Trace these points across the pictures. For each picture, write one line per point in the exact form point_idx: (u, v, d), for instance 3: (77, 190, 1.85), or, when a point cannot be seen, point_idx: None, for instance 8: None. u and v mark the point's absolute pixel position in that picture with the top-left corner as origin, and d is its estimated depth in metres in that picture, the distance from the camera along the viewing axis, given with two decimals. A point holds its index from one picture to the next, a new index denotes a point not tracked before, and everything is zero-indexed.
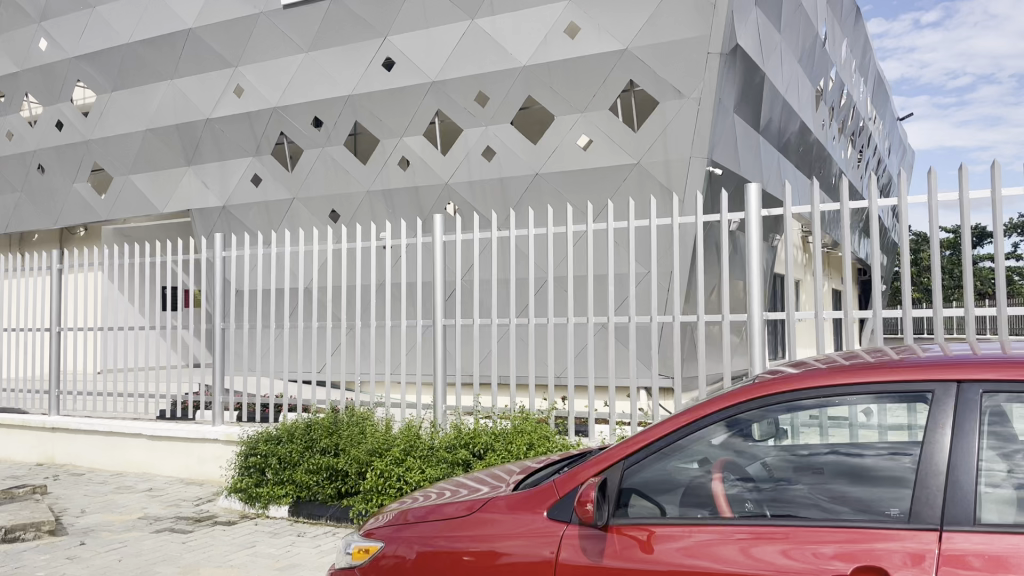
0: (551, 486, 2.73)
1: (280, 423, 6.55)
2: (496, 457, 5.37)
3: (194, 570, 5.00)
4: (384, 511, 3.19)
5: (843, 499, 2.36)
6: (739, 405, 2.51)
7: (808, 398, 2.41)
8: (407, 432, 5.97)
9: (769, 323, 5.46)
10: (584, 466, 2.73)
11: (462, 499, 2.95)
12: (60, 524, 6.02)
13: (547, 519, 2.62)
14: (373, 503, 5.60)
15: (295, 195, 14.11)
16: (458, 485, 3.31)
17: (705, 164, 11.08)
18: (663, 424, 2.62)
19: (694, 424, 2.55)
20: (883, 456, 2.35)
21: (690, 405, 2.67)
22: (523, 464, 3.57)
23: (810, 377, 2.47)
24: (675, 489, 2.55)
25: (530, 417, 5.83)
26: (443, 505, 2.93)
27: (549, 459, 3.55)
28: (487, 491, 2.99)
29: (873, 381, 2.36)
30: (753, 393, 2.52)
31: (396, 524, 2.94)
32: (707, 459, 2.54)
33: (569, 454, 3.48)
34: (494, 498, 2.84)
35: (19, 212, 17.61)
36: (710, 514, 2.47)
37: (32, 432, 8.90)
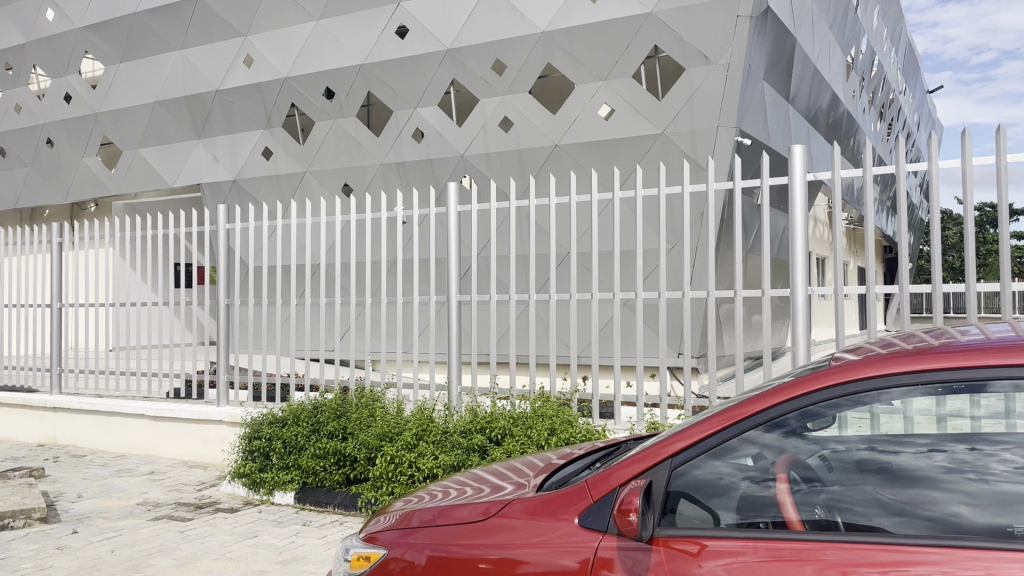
0: (579, 488, 2.32)
1: (286, 404, 6.20)
2: (515, 444, 4.95)
3: (191, 562, 4.66)
4: (385, 512, 2.78)
5: (924, 504, 1.96)
6: (778, 406, 2.11)
7: (859, 391, 2.01)
8: (419, 416, 5.57)
9: (813, 299, 4.94)
10: (616, 466, 2.32)
11: (473, 500, 2.54)
12: (54, 510, 5.70)
13: (573, 527, 2.21)
14: (384, 491, 5.23)
15: (307, 168, 13.71)
16: (469, 480, 2.91)
17: (733, 133, 10.55)
18: (693, 429, 2.21)
19: (732, 428, 2.14)
20: (923, 455, 2.00)
21: (725, 406, 2.26)
22: (540, 456, 3.18)
23: (858, 367, 2.06)
24: (724, 492, 2.13)
25: (550, 398, 5.43)
26: (451, 508, 2.53)
27: (569, 450, 3.15)
28: (503, 491, 2.58)
29: (932, 367, 1.95)
30: (792, 391, 2.11)
31: (402, 528, 2.53)
32: (766, 455, 2.11)
33: (593, 445, 3.08)
34: (511, 500, 2.43)
35: (28, 186, 17.33)
36: (777, 527, 2.05)
37: (34, 411, 8.59)
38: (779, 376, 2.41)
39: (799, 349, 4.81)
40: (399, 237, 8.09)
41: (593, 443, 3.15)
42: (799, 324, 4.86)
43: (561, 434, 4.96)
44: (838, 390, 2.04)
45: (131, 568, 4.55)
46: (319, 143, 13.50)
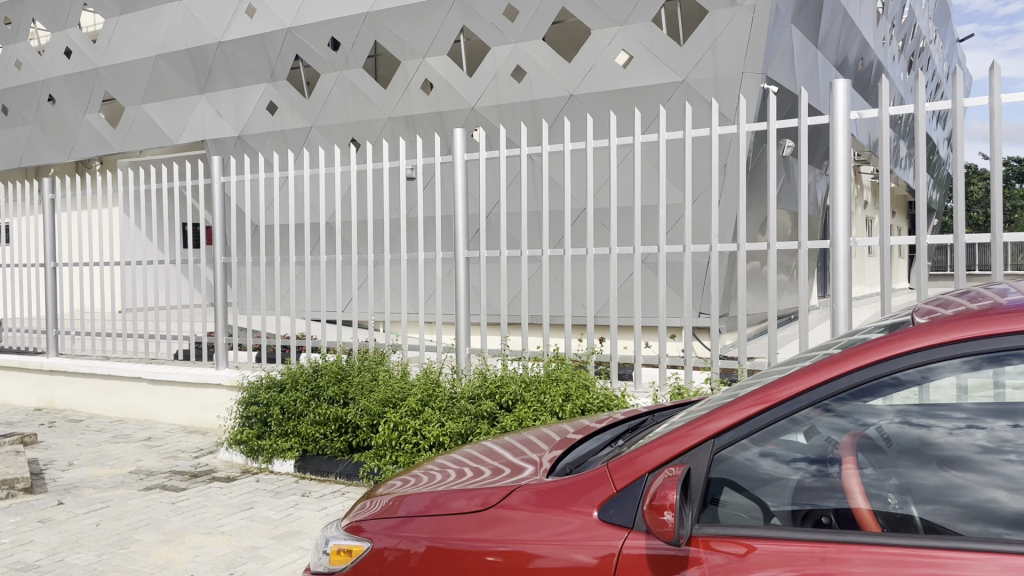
0: (592, 475, 1.92)
1: (285, 367, 5.85)
2: (526, 410, 4.57)
3: (179, 538, 4.34)
4: (368, 499, 2.40)
5: (992, 491, 1.59)
6: (814, 390, 1.71)
7: (903, 368, 1.64)
8: (424, 380, 5.21)
9: (855, 251, 4.44)
10: (635, 451, 1.92)
11: (470, 486, 2.15)
12: (42, 479, 5.41)
13: (588, 520, 1.82)
14: (388, 461, 4.88)
15: (313, 123, 13.24)
16: (465, 459, 2.52)
17: (759, 80, 9.95)
18: (722, 413, 1.81)
19: (772, 411, 1.73)
20: (958, 433, 1.65)
21: (757, 385, 1.85)
22: (545, 429, 2.80)
23: (898, 340, 1.68)
24: (770, 482, 1.74)
25: (565, 360, 5.05)
26: (444, 496, 2.13)
27: (576, 423, 2.77)
28: (503, 473, 2.20)
29: (988, 333, 1.59)
30: (820, 371, 1.73)
31: (389, 520, 2.14)
32: (813, 430, 1.73)
33: (604, 419, 2.70)
34: (511, 487, 2.05)
35: (32, 145, 16.95)
36: (836, 523, 1.67)
37: (31, 374, 8.32)
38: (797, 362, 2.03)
39: (840, 307, 4.36)
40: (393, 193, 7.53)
41: (607, 416, 2.77)
42: (840, 275, 4.37)
43: (578, 400, 4.55)
44: (879, 368, 1.66)
45: (114, 544, 4.23)
46: (325, 96, 13.00)
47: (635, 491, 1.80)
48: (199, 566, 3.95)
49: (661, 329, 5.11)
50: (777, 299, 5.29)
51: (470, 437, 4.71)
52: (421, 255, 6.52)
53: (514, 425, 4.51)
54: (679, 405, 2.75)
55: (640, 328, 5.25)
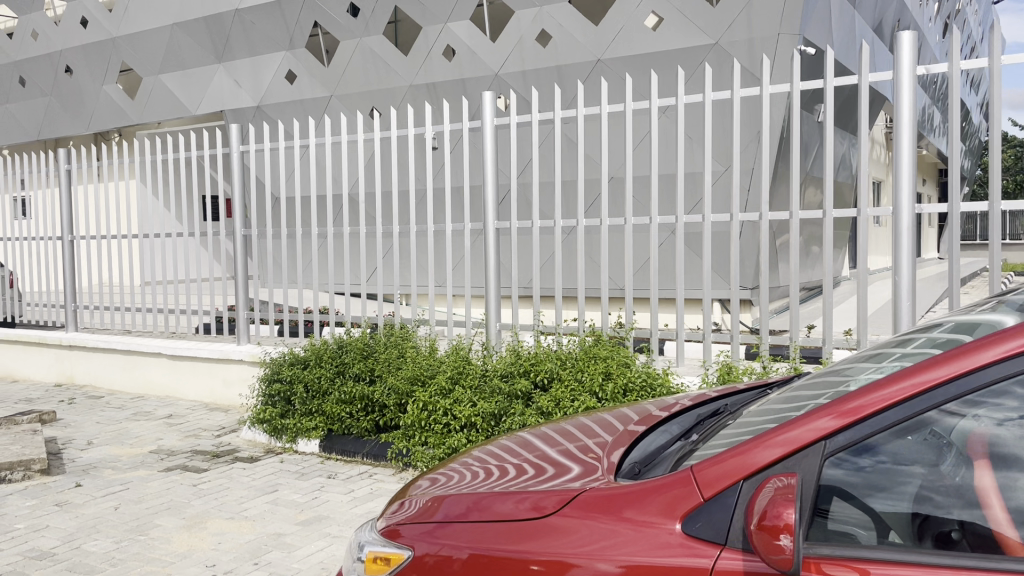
0: (661, 479, 1.69)
1: (308, 343, 5.63)
2: (563, 388, 4.29)
3: (201, 523, 4.15)
4: (398, 501, 2.14)
5: None
6: (918, 399, 1.47)
7: (1001, 379, 1.44)
8: (454, 357, 4.96)
9: (919, 219, 4.11)
10: (720, 454, 1.68)
11: (513, 487, 1.90)
12: (60, 459, 5.24)
13: (654, 531, 1.59)
14: (417, 441, 4.66)
15: (333, 92, 12.92)
16: (503, 453, 2.29)
17: (796, 42, 9.50)
18: (794, 432, 1.56)
19: (857, 433, 1.50)
20: (1010, 423, 1.49)
21: (826, 400, 1.61)
22: (581, 418, 2.58)
23: (976, 348, 1.48)
24: (887, 489, 1.50)
25: (602, 335, 4.77)
26: (485, 497, 1.88)
27: (615, 412, 2.56)
28: (550, 472, 1.96)
29: None
30: (903, 384, 1.50)
31: (427, 526, 1.88)
32: (911, 427, 1.49)
33: (646, 409, 2.49)
34: (560, 488, 1.81)
35: (50, 116, 16.74)
36: (967, 542, 1.44)
37: (50, 349, 8.16)
38: (850, 382, 1.82)
39: (903, 283, 4.05)
40: (409, 161, 7.17)
41: (649, 406, 2.56)
42: (903, 245, 4.07)
43: (619, 380, 4.23)
44: (976, 380, 1.45)
45: (134, 530, 4.05)
46: (344, 64, 12.67)
47: (726, 500, 1.56)
48: (222, 555, 3.74)
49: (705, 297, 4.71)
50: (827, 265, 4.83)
51: (504, 417, 4.46)
52: (446, 225, 6.21)
53: (551, 406, 4.21)
54: (729, 390, 2.54)
55: (683, 300, 4.87)
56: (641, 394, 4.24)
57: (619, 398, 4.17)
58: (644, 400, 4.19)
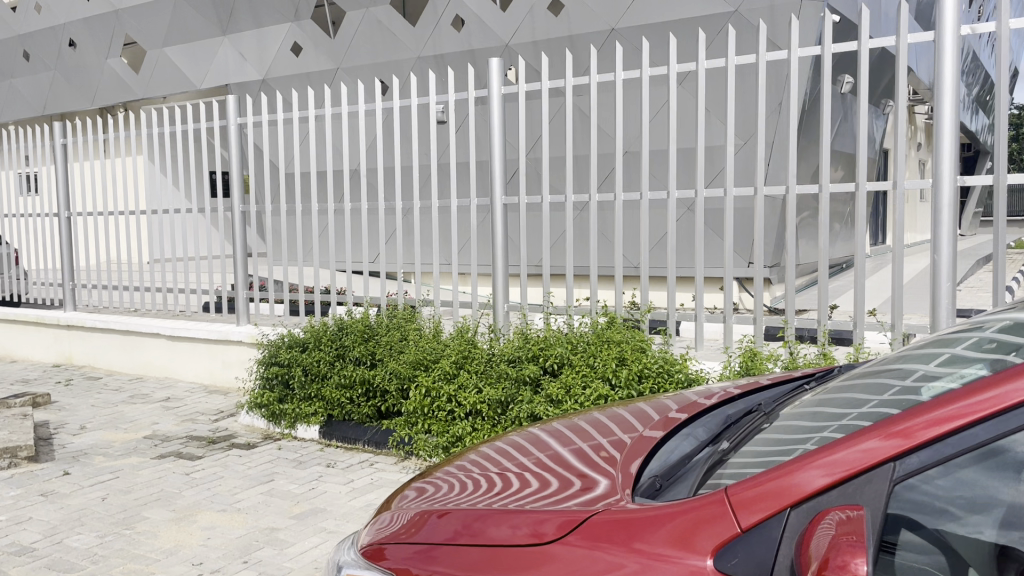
0: (686, 500, 1.43)
1: (307, 324, 5.37)
2: (573, 374, 4.02)
3: (190, 516, 3.93)
4: (385, 513, 1.89)
5: None
6: (1008, 415, 1.20)
7: None
8: (459, 340, 4.70)
9: (960, 191, 3.80)
10: (761, 472, 1.42)
11: (513, 505, 1.64)
12: (50, 446, 5.05)
13: (668, 566, 1.34)
14: (420, 429, 4.42)
15: (339, 65, 12.60)
16: (507, 456, 2.01)
17: (820, 9, 9.06)
18: (852, 454, 1.29)
19: (931, 458, 1.23)
20: None
21: (889, 415, 1.33)
22: (589, 413, 2.33)
23: None
24: (969, 517, 1.22)
25: (615, 318, 4.49)
26: (479, 517, 1.63)
27: (629, 408, 2.31)
28: (554, 483, 1.71)
29: None
30: (987, 398, 1.22)
31: (411, 551, 1.62)
32: (993, 447, 1.21)
33: (663, 405, 2.24)
34: (566, 508, 1.55)
35: (55, 91, 16.49)
36: None
37: (49, 329, 7.97)
38: (887, 394, 1.57)
39: (942, 259, 3.78)
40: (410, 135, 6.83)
41: (664, 402, 2.32)
42: (944, 220, 3.77)
43: (634, 365, 3.92)
44: None
45: (119, 524, 3.83)
46: (351, 36, 12.34)
47: (770, 532, 1.30)
48: (210, 552, 3.51)
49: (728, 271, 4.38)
50: (826, 249, 4.55)
51: (511, 405, 4.20)
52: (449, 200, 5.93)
53: (560, 394, 3.94)
54: (755, 382, 2.29)
55: (704, 277, 4.53)
56: (658, 381, 3.92)
57: (634, 385, 3.86)
58: (661, 388, 3.89)
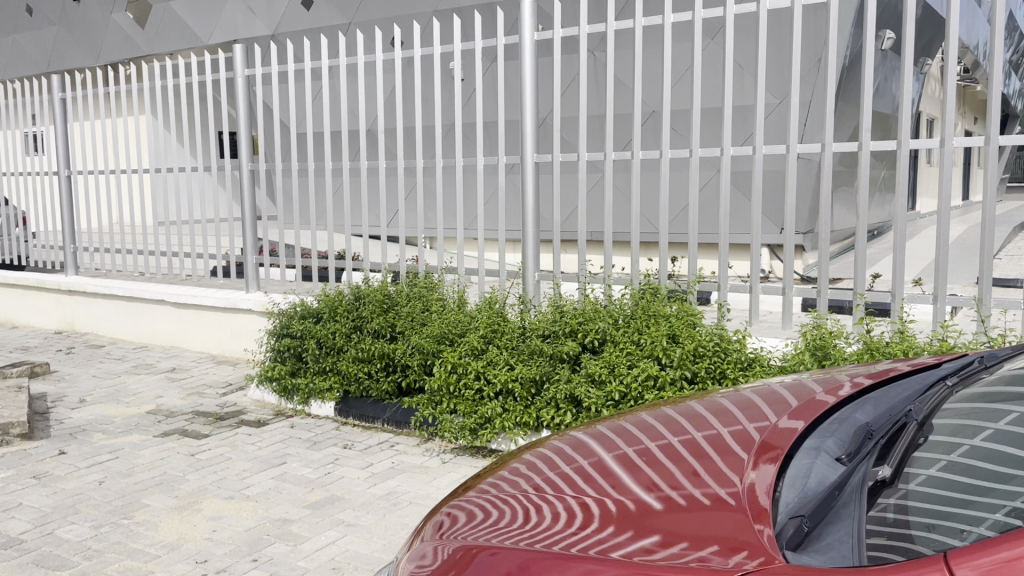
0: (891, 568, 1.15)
1: (321, 293, 4.97)
2: (617, 352, 3.60)
3: (196, 503, 3.58)
4: (422, 544, 1.64)
5: None
6: None
7: None
8: (488, 312, 4.30)
9: None
10: (986, 542, 1.13)
11: (584, 549, 1.39)
12: (47, 421, 4.71)
13: None
14: (445, 409, 4.04)
15: (351, 19, 12.02)
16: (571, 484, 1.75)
17: None
18: None
19: None
20: None
21: None
22: (640, 425, 2.11)
23: None
24: None
25: (658, 288, 4.04)
26: (539, 561, 1.38)
27: (688, 417, 2.09)
28: (636, 518, 1.47)
29: None
30: None
31: None
32: None
33: (731, 412, 2.03)
34: (649, 560, 1.31)
35: (60, 47, 15.98)
36: None
37: (50, 293, 7.60)
38: (981, 435, 1.48)
39: None
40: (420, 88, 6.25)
41: (725, 408, 2.11)
42: None
43: (687, 342, 3.48)
44: None
45: (117, 513, 3.48)
46: None
47: None
48: (216, 548, 3.15)
49: (791, 230, 3.90)
50: (862, 209, 3.92)
51: (546, 384, 3.80)
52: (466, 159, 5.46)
53: (603, 373, 3.54)
54: (832, 382, 2.09)
55: (761, 237, 4.03)
56: (714, 361, 3.48)
57: (688, 364, 3.43)
58: (717, 368, 3.45)
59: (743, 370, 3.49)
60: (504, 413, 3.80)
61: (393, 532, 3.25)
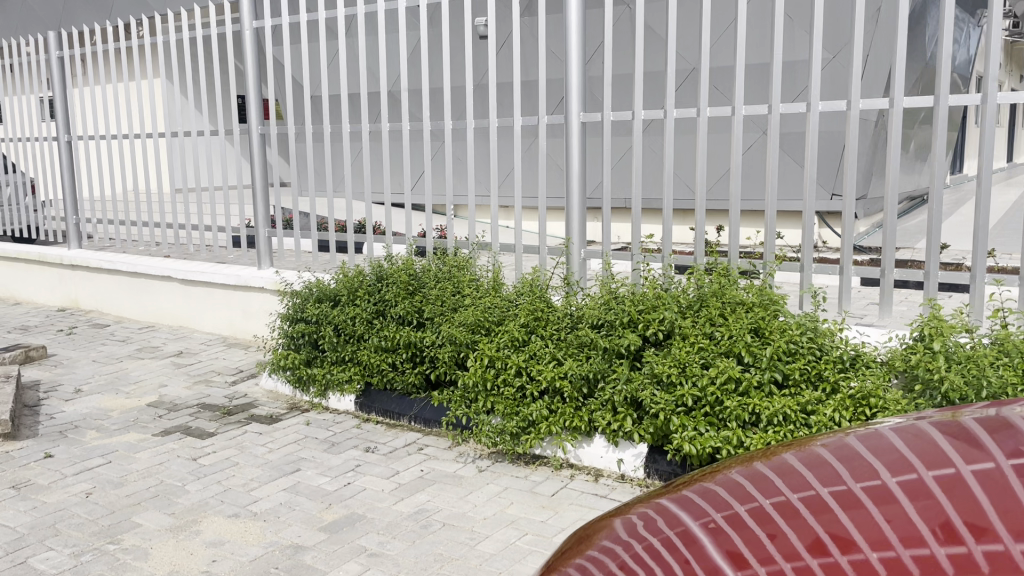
0: None
1: (339, 272, 4.42)
2: (687, 349, 3.03)
3: (194, 523, 3.07)
4: None
5: None
6: None
7: None
8: (531, 296, 3.73)
9: None
10: None
11: None
12: (36, 417, 4.23)
13: None
14: (481, 408, 3.50)
15: None
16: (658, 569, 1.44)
17: None
18: None
19: None
20: None
21: None
22: (727, 489, 1.66)
23: None
24: None
25: (729, 268, 3.41)
26: None
27: (783, 479, 1.64)
28: None
29: None
30: None
31: None
32: None
33: (841, 477, 1.57)
34: None
35: (69, 8, 15.41)
36: None
37: (52, 268, 7.15)
38: None
39: None
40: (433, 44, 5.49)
41: (836, 459, 1.67)
42: None
43: (776, 338, 2.91)
44: None
45: (103, 535, 2.99)
46: None
47: None
48: None
49: (888, 198, 3.26)
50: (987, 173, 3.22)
51: (601, 383, 3.25)
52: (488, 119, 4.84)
53: (673, 373, 2.97)
54: (967, 429, 1.62)
55: (854, 205, 3.38)
56: (809, 362, 2.90)
57: (778, 365, 2.86)
58: (813, 370, 2.87)
59: (844, 370, 2.91)
60: (553, 416, 3.24)
61: (425, 566, 2.71)
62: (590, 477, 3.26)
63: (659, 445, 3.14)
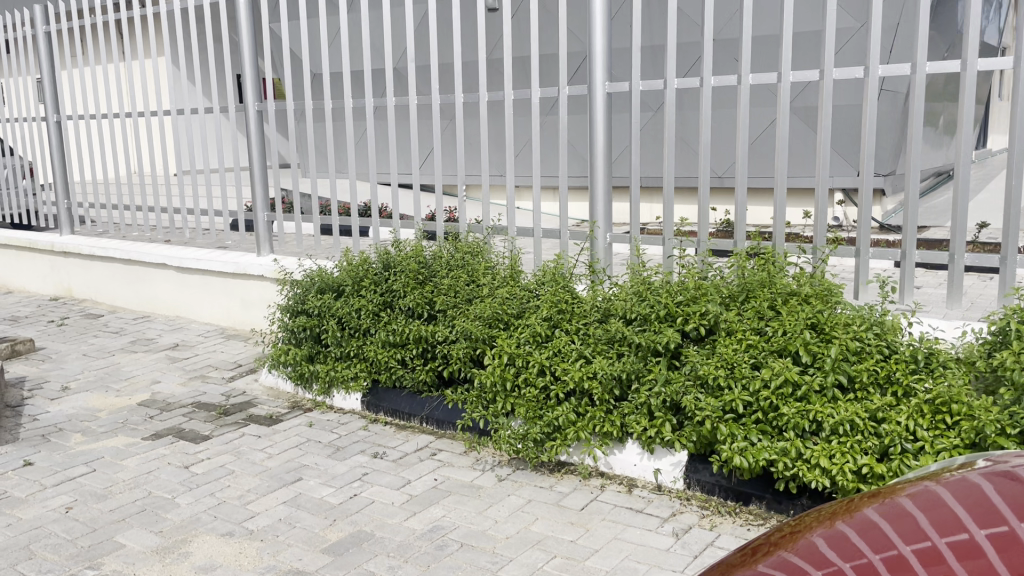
0: None
1: (343, 260, 4.08)
2: (733, 347, 2.69)
3: (183, 544, 2.75)
4: None
5: None
6: None
7: None
8: (553, 285, 3.38)
9: None
10: None
11: None
12: (18, 419, 3.91)
13: None
14: (501, 410, 3.17)
15: None
16: None
17: None
18: None
19: None
20: None
21: None
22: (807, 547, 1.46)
23: None
24: None
25: (776, 252, 3.04)
26: None
27: (863, 536, 1.45)
28: None
29: None
30: None
31: None
32: None
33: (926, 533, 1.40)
34: None
35: None
36: None
37: (44, 255, 6.83)
38: None
39: None
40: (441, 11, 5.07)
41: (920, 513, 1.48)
42: None
43: (840, 335, 2.57)
44: None
45: (81, 559, 2.67)
46: None
47: None
48: None
49: (960, 173, 2.88)
50: None
51: (637, 384, 2.92)
52: (500, 91, 4.43)
53: (720, 375, 2.63)
54: None
55: (919, 181, 3.00)
56: (877, 362, 2.54)
57: (843, 366, 2.52)
58: (882, 371, 2.51)
59: (916, 371, 2.55)
60: (584, 419, 2.91)
61: None
62: (622, 488, 2.92)
63: (701, 453, 2.82)
